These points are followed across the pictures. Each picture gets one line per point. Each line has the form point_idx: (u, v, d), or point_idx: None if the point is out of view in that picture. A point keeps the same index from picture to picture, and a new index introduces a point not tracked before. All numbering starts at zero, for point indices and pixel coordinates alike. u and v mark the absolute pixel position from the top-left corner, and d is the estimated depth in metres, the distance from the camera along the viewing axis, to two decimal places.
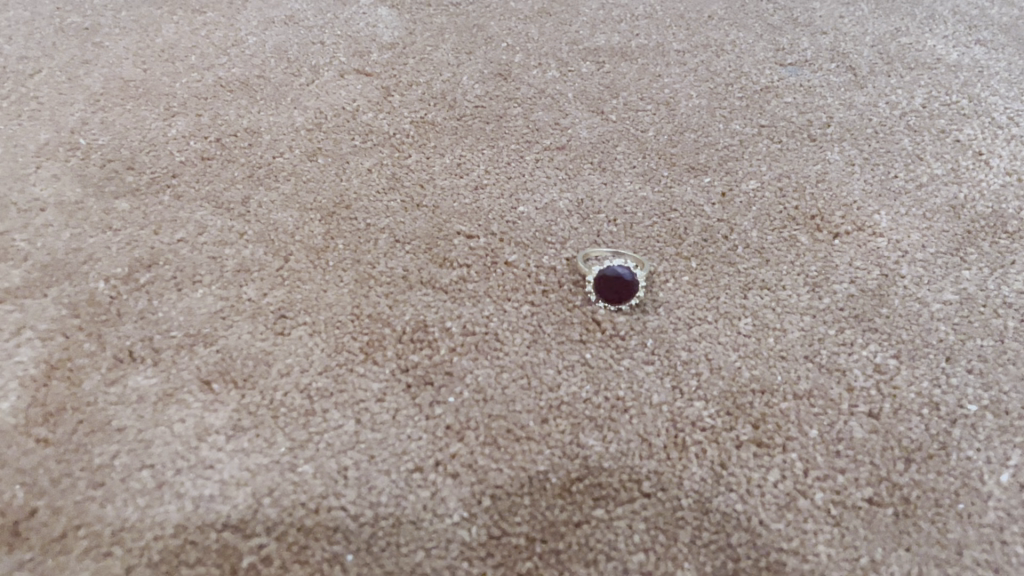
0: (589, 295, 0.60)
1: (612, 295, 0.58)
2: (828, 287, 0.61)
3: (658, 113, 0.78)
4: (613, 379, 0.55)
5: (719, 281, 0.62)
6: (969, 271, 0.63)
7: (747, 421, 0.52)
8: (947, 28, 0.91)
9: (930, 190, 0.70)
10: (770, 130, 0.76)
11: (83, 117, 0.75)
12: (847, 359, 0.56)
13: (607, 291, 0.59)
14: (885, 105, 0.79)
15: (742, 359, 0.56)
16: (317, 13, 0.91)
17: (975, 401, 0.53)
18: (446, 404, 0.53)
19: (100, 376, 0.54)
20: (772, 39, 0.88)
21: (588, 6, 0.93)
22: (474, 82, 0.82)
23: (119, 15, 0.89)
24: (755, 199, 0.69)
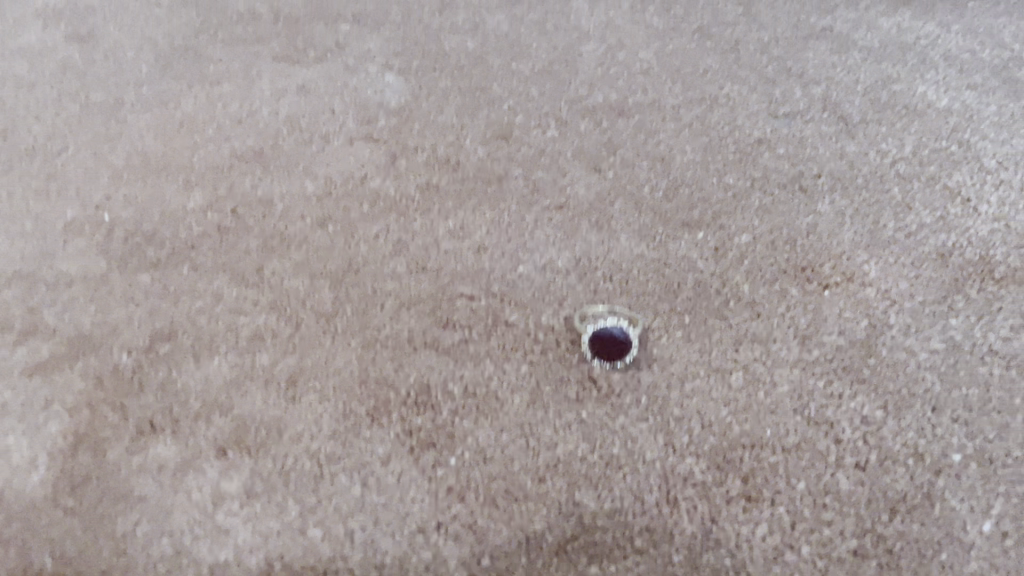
0: (583, 354, 0.63)
1: (606, 356, 0.61)
2: (818, 338, 0.63)
3: (654, 169, 0.81)
4: (608, 437, 0.57)
5: (712, 335, 0.64)
6: (956, 319, 0.64)
7: (737, 475, 0.54)
8: (939, 72, 0.93)
9: (919, 238, 0.72)
10: (762, 183, 0.78)
11: (108, 192, 0.80)
12: (836, 412, 0.58)
13: (602, 351, 0.61)
14: (875, 153, 0.81)
15: (733, 414, 0.58)
16: (327, 81, 0.95)
17: (959, 451, 0.55)
18: (448, 465, 0.55)
19: (123, 446, 0.57)
20: (765, 91, 0.91)
21: (587, 64, 0.97)
22: (477, 144, 0.86)
23: (141, 91, 0.94)
24: (747, 252, 0.71)
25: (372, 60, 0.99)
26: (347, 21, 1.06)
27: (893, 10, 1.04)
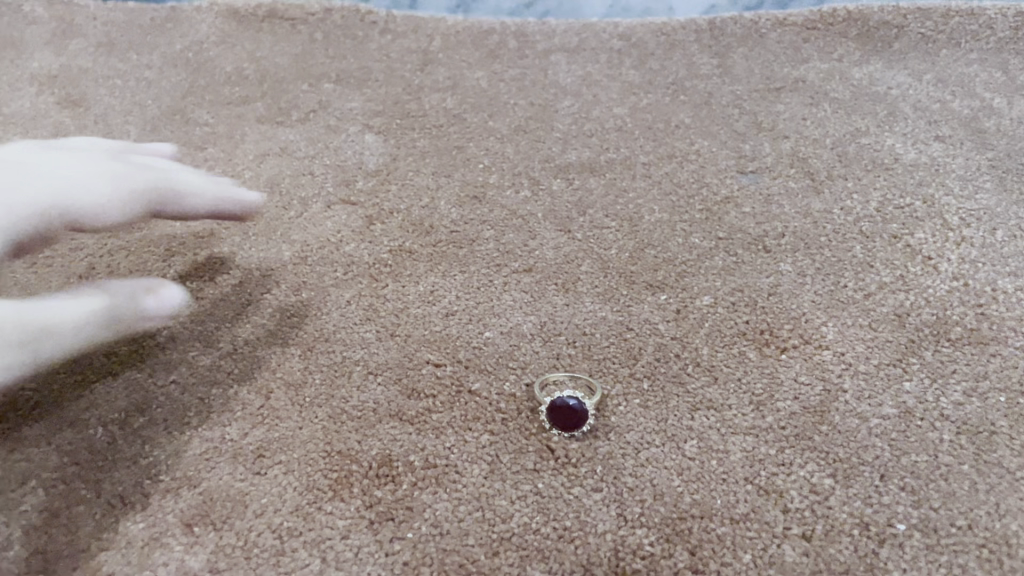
0: (546, 427, 0.64)
1: (560, 421, 0.62)
2: (772, 404, 0.65)
3: (622, 230, 0.83)
4: (562, 509, 0.58)
5: (669, 402, 0.66)
6: (910, 382, 0.66)
7: (686, 547, 0.56)
8: (907, 124, 0.95)
9: (878, 299, 0.73)
10: (727, 243, 0.80)
11: (92, 261, 0.82)
12: (785, 481, 0.59)
13: (556, 418, 0.63)
14: (840, 211, 0.83)
15: (685, 484, 0.60)
16: (309, 143, 0.98)
17: (904, 520, 0.57)
18: (405, 539, 0.57)
19: (94, 523, 0.59)
20: (735, 146, 0.93)
21: (562, 121, 0.99)
22: (451, 206, 0.88)
23: None
24: (708, 315, 0.73)
25: (353, 120, 1.01)
26: (331, 81, 1.09)
27: (866, 60, 1.06)
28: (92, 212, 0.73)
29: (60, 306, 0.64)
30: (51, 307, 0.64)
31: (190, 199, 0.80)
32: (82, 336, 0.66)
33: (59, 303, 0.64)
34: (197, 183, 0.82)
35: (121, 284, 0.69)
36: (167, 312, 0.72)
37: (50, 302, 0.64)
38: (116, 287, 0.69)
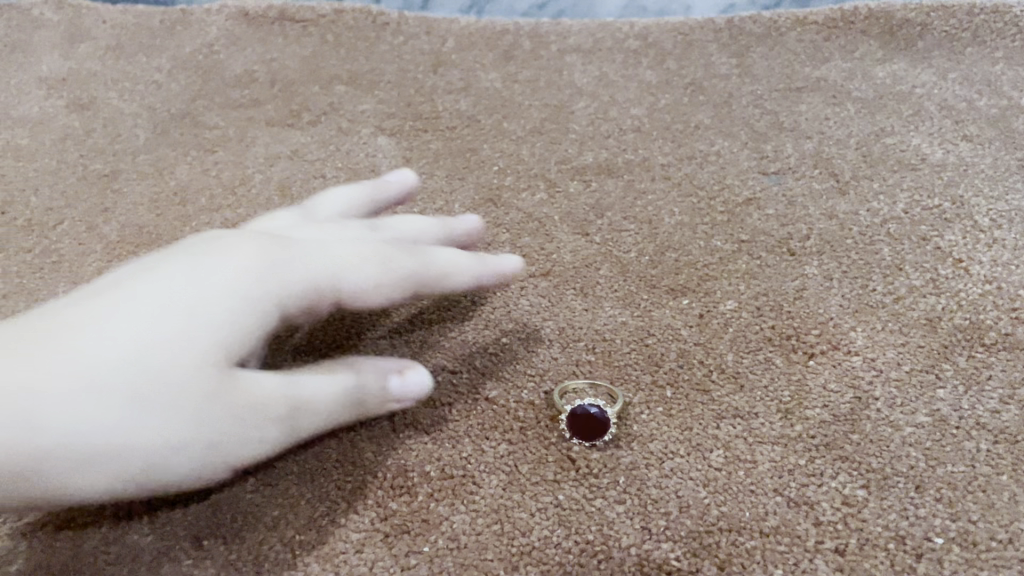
0: (563, 429, 0.62)
1: (579, 424, 0.60)
2: (800, 412, 0.62)
3: (641, 233, 0.81)
4: (584, 522, 0.56)
5: (693, 410, 0.63)
6: (943, 389, 0.63)
7: (713, 562, 0.54)
8: (933, 123, 0.92)
9: (908, 303, 0.71)
10: (750, 246, 0.78)
11: (100, 266, 0.81)
12: (816, 492, 0.57)
13: (575, 420, 0.61)
14: (866, 213, 0.80)
15: (711, 495, 0.57)
16: (320, 146, 0.96)
17: (942, 534, 0.54)
18: (421, 553, 0.55)
19: (100, 536, 0.57)
20: (756, 147, 0.90)
21: (578, 122, 0.97)
22: (465, 209, 0.86)
23: (137, 160, 0.95)
24: (732, 320, 0.70)
25: (365, 122, 0.99)
26: (343, 83, 1.07)
27: (889, 58, 1.04)
28: (357, 292, 0.60)
29: (329, 383, 0.57)
30: (307, 384, 0.56)
31: (450, 276, 0.66)
32: (349, 415, 0.59)
33: (324, 379, 0.57)
34: (456, 269, 0.67)
35: (393, 363, 0.61)
36: (409, 403, 0.61)
37: (322, 385, 0.56)
38: (397, 362, 0.61)
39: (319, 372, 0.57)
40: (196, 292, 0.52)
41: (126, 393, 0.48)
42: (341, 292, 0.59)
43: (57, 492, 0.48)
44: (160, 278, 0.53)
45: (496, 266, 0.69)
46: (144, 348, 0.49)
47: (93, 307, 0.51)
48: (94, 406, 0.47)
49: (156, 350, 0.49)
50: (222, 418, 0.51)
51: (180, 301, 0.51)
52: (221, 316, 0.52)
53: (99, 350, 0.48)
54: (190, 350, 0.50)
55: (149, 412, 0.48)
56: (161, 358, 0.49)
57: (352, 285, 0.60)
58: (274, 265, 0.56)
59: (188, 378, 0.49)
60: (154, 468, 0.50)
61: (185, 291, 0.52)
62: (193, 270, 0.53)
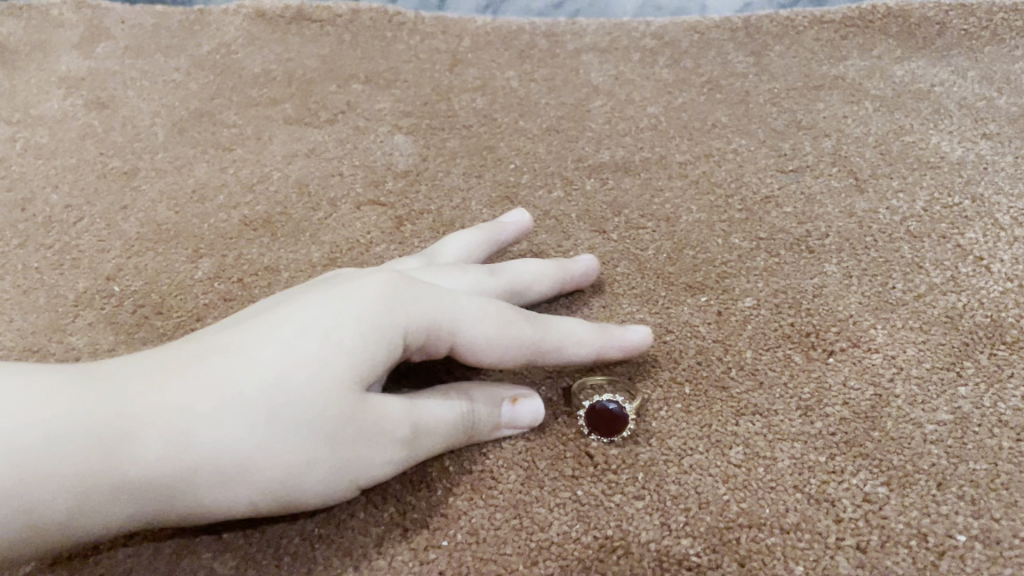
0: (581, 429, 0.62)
1: (601, 426, 0.60)
2: (820, 410, 0.62)
3: (659, 230, 0.80)
4: (603, 517, 0.56)
5: (711, 407, 0.63)
6: (965, 387, 0.63)
7: (733, 558, 0.54)
8: (953, 122, 0.91)
9: (928, 300, 0.70)
10: (768, 244, 0.77)
11: (119, 263, 0.81)
12: (837, 489, 0.57)
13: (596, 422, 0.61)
14: (885, 211, 0.80)
15: (731, 492, 0.57)
16: (337, 144, 0.96)
17: (964, 531, 0.54)
18: (441, 547, 0.55)
19: None
20: (774, 145, 0.90)
21: (595, 121, 0.97)
22: (482, 207, 0.86)
23: (156, 157, 0.96)
24: (750, 317, 0.70)
25: (382, 121, 1.00)
26: (360, 82, 1.07)
27: (907, 57, 1.03)
28: (471, 347, 0.60)
29: (449, 407, 0.58)
30: (429, 407, 0.57)
31: (566, 343, 0.63)
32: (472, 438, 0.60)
33: (440, 405, 0.58)
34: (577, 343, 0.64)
35: (507, 389, 0.62)
36: (523, 430, 0.62)
37: (442, 408, 0.57)
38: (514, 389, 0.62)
39: (439, 395, 0.59)
40: (331, 319, 0.53)
41: (267, 415, 0.50)
42: (456, 342, 0.59)
43: (205, 508, 0.51)
44: (299, 306, 0.54)
45: (616, 340, 0.65)
46: (285, 368, 0.51)
47: (246, 332, 0.53)
48: (239, 427, 0.49)
49: (296, 374, 0.50)
50: (348, 442, 0.52)
51: (321, 322, 0.53)
52: (355, 342, 0.53)
53: (243, 374, 0.50)
54: (326, 374, 0.51)
55: (288, 433, 0.50)
56: (300, 381, 0.50)
57: (466, 337, 0.60)
58: (407, 295, 0.57)
59: (323, 402, 0.51)
60: (293, 484, 0.52)
61: (323, 317, 0.53)
62: (328, 299, 0.55)
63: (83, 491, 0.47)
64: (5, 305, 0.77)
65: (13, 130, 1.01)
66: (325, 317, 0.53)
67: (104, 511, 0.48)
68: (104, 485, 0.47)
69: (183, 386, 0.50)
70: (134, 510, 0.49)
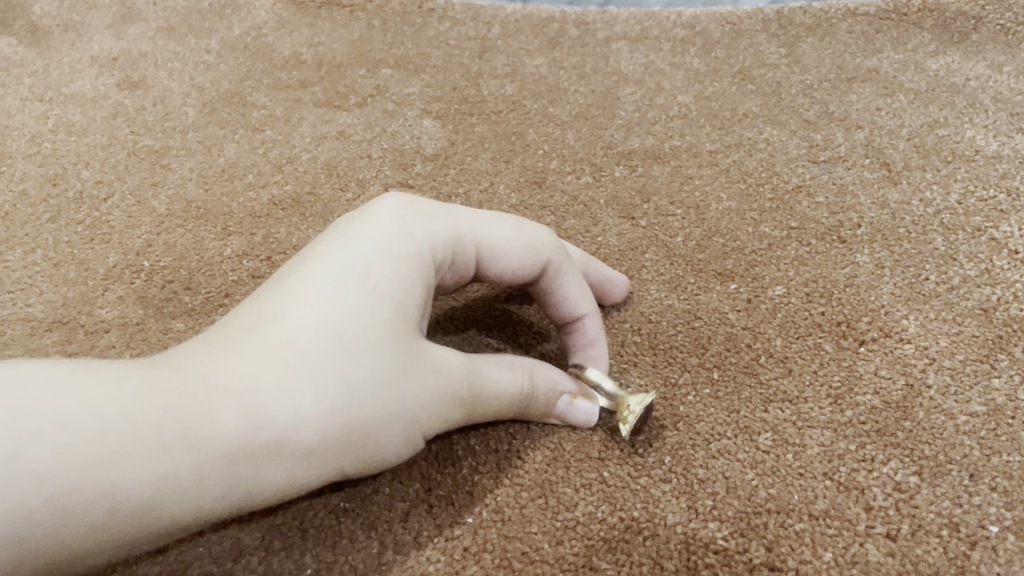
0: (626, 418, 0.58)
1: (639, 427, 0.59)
2: (851, 398, 0.61)
3: (688, 218, 0.80)
4: (629, 499, 0.56)
5: (740, 393, 0.62)
6: (998, 379, 0.62)
7: (762, 543, 0.53)
8: (988, 116, 0.90)
9: (962, 293, 0.69)
10: (799, 233, 0.77)
11: (149, 240, 0.82)
12: (867, 477, 0.56)
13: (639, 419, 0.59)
14: (918, 203, 0.79)
15: (759, 477, 0.57)
16: (366, 127, 0.96)
17: (997, 522, 0.53)
18: (465, 524, 0.55)
19: None
20: (806, 136, 0.89)
21: (625, 108, 0.96)
22: (510, 191, 0.86)
23: (187, 137, 0.96)
24: (781, 305, 0.69)
25: (411, 105, 1.00)
26: (389, 67, 1.07)
27: (942, 51, 1.02)
28: (493, 250, 0.62)
29: (511, 376, 0.57)
30: (490, 378, 0.56)
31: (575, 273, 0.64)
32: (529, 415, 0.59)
33: (505, 377, 0.57)
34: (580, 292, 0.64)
35: (570, 381, 0.60)
36: (574, 426, 0.61)
37: (503, 380, 0.56)
38: (564, 378, 0.60)
39: (503, 363, 0.57)
40: (364, 264, 0.53)
41: (334, 372, 0.49)
42: (480, 250, 0.61)
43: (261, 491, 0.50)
44: (323, 256, 0.54)
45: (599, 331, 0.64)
46: (334, 323, 0.50)
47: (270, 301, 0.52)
48: (310, 393, 0.49)
49: (352, 325, 0.51)
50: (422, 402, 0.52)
51: (352, 270, 0.53)
52: (394, 287, 0.53)
53: (293, 332, 0.50)
54: (377, 324, 0.51)
55: (357, 394, 0.50)
56: (355, 332, 0.50)
57: (488, 244, 0.61)
58: (427, 233, 0.57)
59: (383, 350, 0.51)
60: (365, 444, 0.51)
61: (355, 263, 0.53)
62: (349, 246, 0.55)
63: (170, 480, 0.44)
64: (36, 277, 0.78)
65: (46, 107, 1.02)
66: (353, 266, 0.53)
67: (193, 504, 0.45)
68: (190, 472, 0.45)
69: (236, 359, 0.48)
70: (217, 499, 0.46)
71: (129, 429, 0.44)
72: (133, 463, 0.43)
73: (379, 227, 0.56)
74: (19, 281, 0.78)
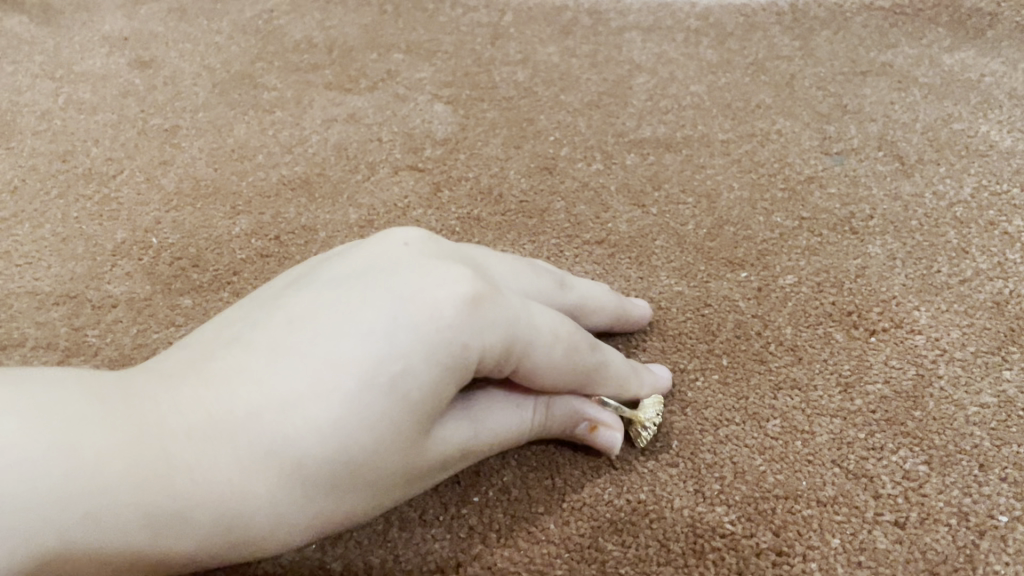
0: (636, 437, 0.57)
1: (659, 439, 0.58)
2: (861, 387, 0.61)
3: (699, 206, 0.80)
4: (636, 482, 0.56)
5: (750, 380, 0.62)
6: (1009, 371, 0.62)
7: (769, 528, 0.53)
8: (1003, 111, 0.90)
9: (974, 286, 0.69)
10: (812, 223, 0.76)
11: (157, 217, 0.82)
12: (876, 465, 0.56)
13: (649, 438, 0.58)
14: (931, 196, 0.79)
15: (767, 463, 0.56)
16: (377, 111, 0.96)
17: (1006, 512, 0.53)
18: (471, 503, 0.55)
19: None
20: (818, 128, 0.89)
21: (637, 97, 0.96)
22: (521, 176, 0.86)
23: (197, 116, 0.96)
24: (791, 294, 0.69)
25: (422, 90, 0.99)
26: (400, 52, 1.07)
27: (957, 46, 1.01)
28: (531, 373, 0.51)
29: (517, 421, 0.54)
30: (494, 420, 0.53)
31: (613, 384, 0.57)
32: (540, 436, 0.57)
33: (512, 416, 0.54)
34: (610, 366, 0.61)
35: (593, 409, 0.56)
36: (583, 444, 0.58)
37: (507, 422, 0.53)
38: (599, 413, 0.56)
39: (512, 401, 0.54)
40: (400, 363, 0.45)
41: (324, 479, 0.45)
42: (520, 367, 0.51)
43: None
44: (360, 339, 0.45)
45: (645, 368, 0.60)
46: (340, 429, 0.44)
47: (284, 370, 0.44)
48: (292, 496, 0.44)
49: (358, 433, 0.44)
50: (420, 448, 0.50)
51: (379, 365, 0.45)
52: (425, 394, 0.46)
53: (299, 441, 0.43)
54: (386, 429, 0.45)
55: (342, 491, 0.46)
56: (362, 444, 0.45)
57: (533, 366, 0.51)
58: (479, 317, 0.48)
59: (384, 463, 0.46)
60: None
61: (389, 359, 0.45)
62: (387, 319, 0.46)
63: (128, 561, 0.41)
64: (43, 251, 0.78)
65: (56, 84, 1.01)
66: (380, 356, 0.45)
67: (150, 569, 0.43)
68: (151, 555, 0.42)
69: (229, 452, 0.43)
70: None
71: (99, 548, 0.40)
72: (96, 569, 0.41)
73: (433, 311, 0.46)
74: (27, 254, 0.78)
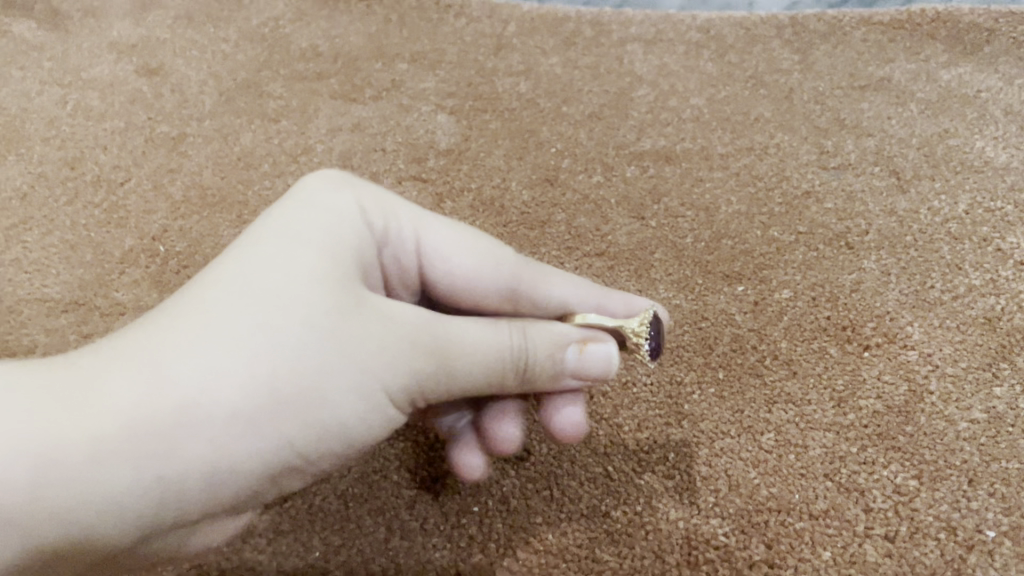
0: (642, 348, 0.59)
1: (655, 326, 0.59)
2: (854, 402, 0.62)
3: (697, 219, 0.81)
4: (633, 493, 0.57)
5: (745, 393, 0.63)
6: (1000, 388, 0.63)
7: (761, 540, 0.54)
8: (998, 128, 0.91)
9: (967, 302, 0.70)
10: (808, 238, 0.78)
11: (165, 225, 0.83)
12: (868, 479, 0.57)
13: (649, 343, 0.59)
14: (926, 212, 0.80)
15: (761, 476, 0.58)
16: (381, 120, 0.97)
17: (993, 527, 0.54)
18: (471, 513, 0.57)
19: None
20: (816, 142, 0.90)
21: (637, 109, 0.97)
22: (522, 188, 0.87)
23: (204, 124, 0.97)
24: (787, 308, 0.70)
25: (426, 100, 1.00)
26: (404, 61, 1.08)
27: (954, 61, 1.02)
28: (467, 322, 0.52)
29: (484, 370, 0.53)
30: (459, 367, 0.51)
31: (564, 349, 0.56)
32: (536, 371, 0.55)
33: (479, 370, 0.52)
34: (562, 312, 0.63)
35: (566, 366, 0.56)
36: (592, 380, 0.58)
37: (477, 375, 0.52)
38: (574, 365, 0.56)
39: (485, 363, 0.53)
40: (275, 249, 0.49)
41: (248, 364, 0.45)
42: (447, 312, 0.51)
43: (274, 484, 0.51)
44: (253, 252, 0.49)
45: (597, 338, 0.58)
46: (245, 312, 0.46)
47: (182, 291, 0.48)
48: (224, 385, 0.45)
49: (263, 314, 0.47)
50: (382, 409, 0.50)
51: (262, 260, 0.48)
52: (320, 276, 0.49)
53: (207, 327, 0.46)
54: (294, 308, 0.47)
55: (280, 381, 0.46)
56: None
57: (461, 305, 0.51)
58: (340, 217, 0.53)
59: (328, 327, 0.47)
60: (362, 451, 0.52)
61: (266, 251, 0.49)
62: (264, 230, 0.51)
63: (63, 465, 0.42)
64: (53, 259, 0.79)
65: (64, 91, 1.03)
66: (263, 252, 0.49)
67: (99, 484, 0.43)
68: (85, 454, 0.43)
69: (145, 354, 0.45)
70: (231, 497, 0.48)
71: (44, 492, 0.42)
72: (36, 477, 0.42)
73: (303, 217, 0.52)
74: (36, 261, 0.79)
